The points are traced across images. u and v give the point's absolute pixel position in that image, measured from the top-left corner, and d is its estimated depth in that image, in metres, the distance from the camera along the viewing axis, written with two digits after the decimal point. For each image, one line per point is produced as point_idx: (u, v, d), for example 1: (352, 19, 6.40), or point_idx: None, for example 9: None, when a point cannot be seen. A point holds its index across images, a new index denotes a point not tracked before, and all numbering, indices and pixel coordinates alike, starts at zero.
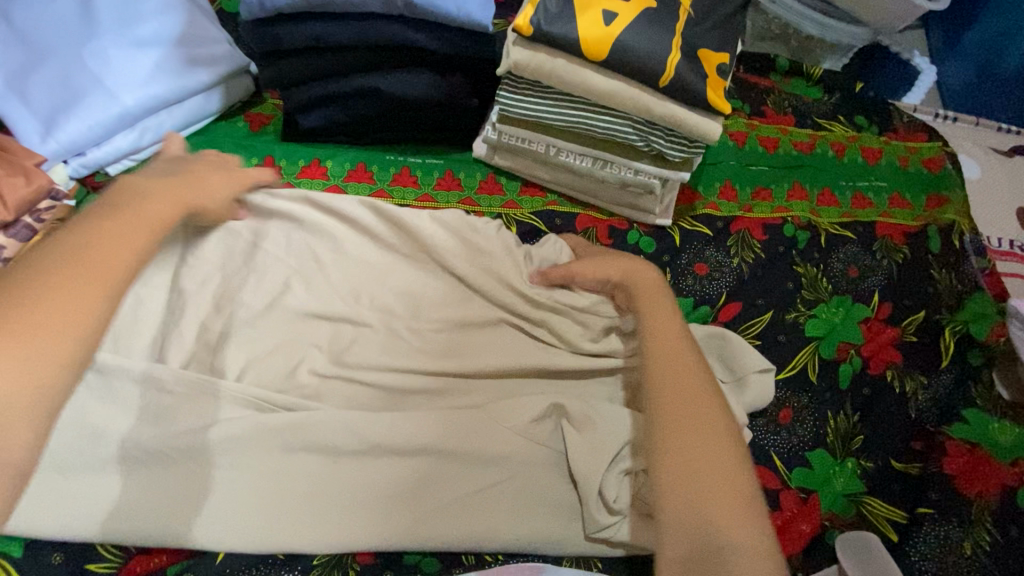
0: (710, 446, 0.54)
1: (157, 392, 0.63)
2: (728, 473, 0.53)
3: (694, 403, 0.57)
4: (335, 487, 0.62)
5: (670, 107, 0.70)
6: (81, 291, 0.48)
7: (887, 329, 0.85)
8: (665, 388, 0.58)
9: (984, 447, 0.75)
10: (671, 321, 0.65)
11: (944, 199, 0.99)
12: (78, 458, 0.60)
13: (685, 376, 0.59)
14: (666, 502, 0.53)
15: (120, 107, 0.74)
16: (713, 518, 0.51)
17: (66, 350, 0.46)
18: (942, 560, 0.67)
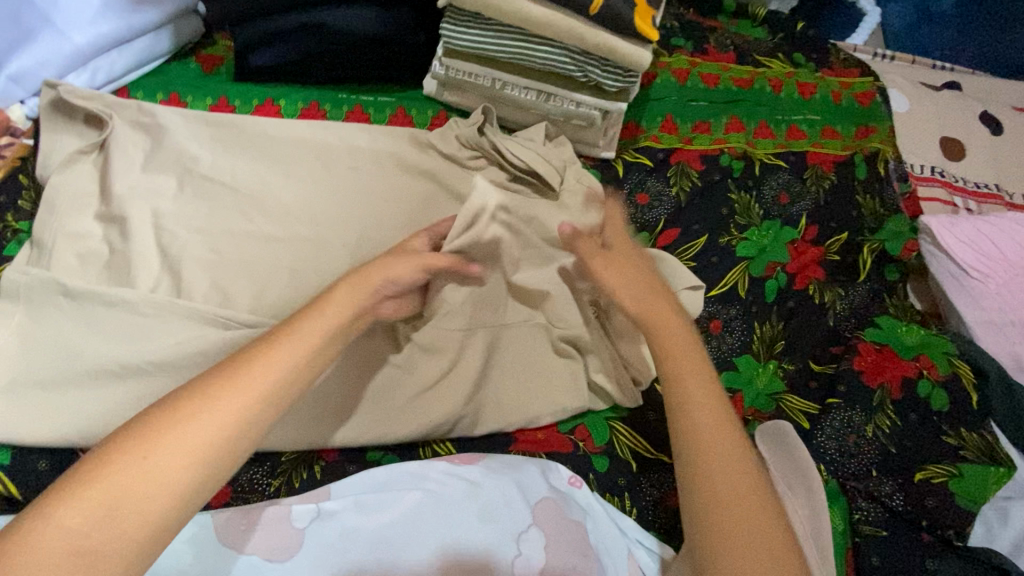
0: (733, 468, 0.52)
1: (130, 314, 0.67)
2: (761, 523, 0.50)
3: (719, 434, 0.54)
4: (303, 417, 0.64)
5: (601, 34, 0.74)
6: (78, 494, 0.39)
7: (812, 249, 0.92)
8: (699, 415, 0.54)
9: (892, 347, 0.82)
10: (688, 346, 0.59)
11: (872, 129, 1.06)
12: (59, 374, 0.64)
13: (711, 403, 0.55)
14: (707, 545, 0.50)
15: (71, 46, 0.76)
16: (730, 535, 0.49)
17: (145, 534, 0.40)
18: (843, 439, 0.74)
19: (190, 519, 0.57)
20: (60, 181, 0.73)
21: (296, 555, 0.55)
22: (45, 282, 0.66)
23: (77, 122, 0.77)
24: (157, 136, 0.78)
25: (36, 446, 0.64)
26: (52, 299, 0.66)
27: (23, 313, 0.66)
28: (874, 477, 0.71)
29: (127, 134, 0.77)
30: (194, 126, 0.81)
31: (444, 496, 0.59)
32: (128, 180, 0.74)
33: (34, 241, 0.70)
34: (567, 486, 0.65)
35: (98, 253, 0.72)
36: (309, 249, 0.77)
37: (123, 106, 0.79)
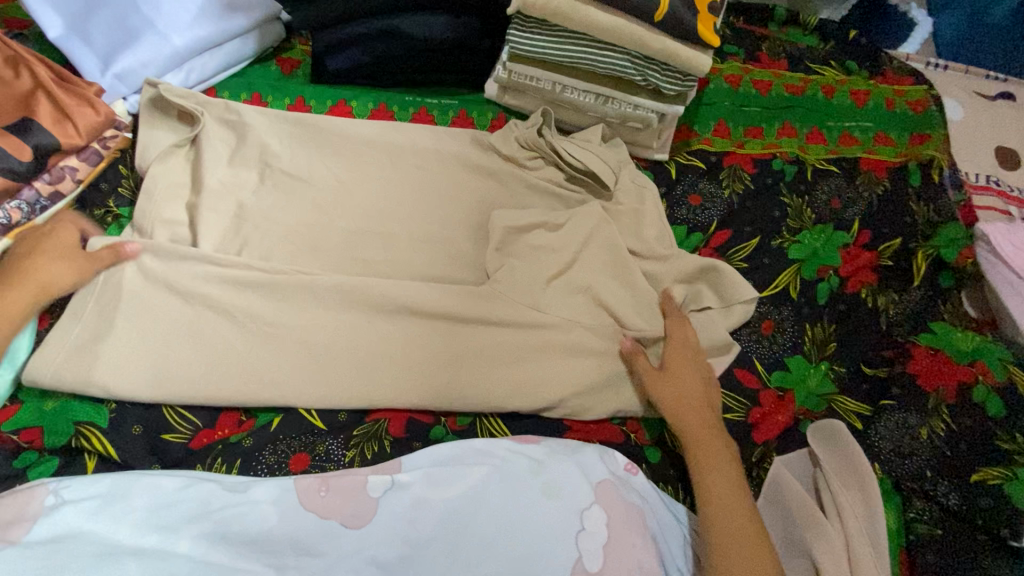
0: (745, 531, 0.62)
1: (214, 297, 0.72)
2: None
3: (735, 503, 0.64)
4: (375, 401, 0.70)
5: (663, 40, 0.77)
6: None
7: (865, 253, 0.93)
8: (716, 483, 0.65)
9: (948, 352, 0.82)
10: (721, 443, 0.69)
11: (926, 137, 1.06)
12: (151, 347, 0.68)
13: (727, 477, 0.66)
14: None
15: (171, 48, 0.83)
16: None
17: None
18: (897, 440, 0.75)
19: (273, 484, 0.62)
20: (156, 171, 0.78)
21: (370, 522, 0.59)
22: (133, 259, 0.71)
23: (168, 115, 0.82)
24: (240, 130, 0.83)
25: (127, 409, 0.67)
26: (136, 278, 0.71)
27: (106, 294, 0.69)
28: (929, 479, 0.71)
29: (216, 130, 0.82)
30: (273, 121, 0.85)
31: (509, 472, 0.63)
32: (216, 170, 0.80)
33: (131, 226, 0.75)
34: (624, 472, 0.67)
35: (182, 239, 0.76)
36: (377, 239, 0.81)
37: (207, 103, 0.83)
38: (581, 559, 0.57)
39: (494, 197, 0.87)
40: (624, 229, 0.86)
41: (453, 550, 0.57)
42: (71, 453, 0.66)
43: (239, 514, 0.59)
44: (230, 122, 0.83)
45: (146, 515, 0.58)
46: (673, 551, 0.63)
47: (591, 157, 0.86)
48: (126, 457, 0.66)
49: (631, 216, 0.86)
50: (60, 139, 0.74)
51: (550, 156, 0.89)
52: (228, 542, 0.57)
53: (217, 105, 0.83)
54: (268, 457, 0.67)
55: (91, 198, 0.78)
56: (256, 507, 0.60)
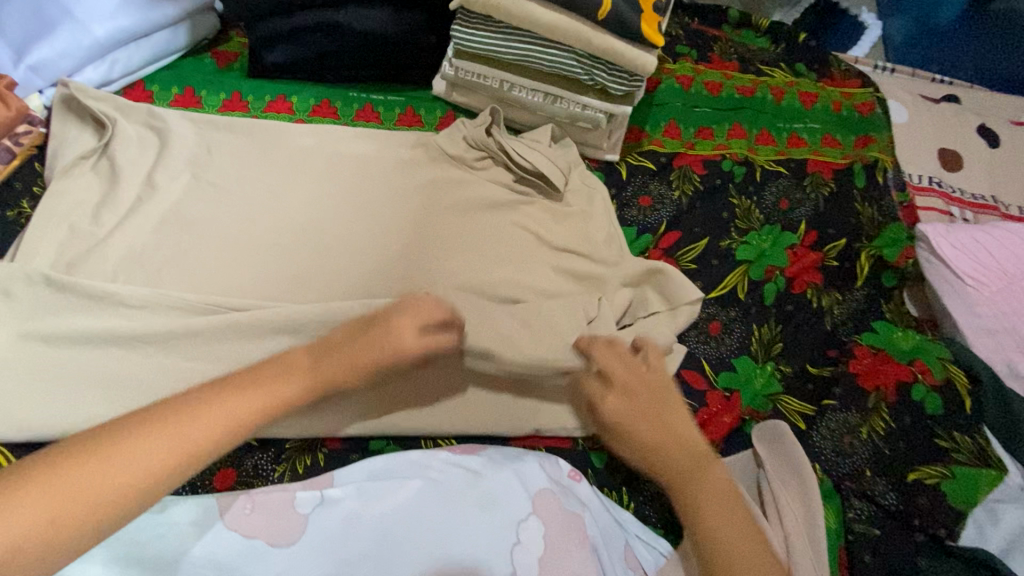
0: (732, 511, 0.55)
1: (121, 307, 0.68)
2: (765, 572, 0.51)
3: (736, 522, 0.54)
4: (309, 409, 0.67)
5: (608, 39, 0.76)
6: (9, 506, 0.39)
7: (811, 254, 0.94)
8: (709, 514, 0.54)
9: (888, 351, 0.84)
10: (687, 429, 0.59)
11: (872, 139, 1.07)
12: (68, 369, 0.66)
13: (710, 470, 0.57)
14: None
15: (91, 37, 0.78)
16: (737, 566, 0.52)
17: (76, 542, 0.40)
18: (838, 440, 0.76)
19: (195, 502, 0.59)
20: (65, 186, 0.74)
21: (300, 540, 0.57)
22: (26, 274, 0.66)
23: (80, 117, 0.78)
24: (160, 137, 0.80)
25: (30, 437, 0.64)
26: (33, 293, 0.67)
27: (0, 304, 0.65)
28: (867, 478, 0.73)
29: (135, 135, 0.78)
30: (193, 129, 0.82)
31: (445, 484, 0.61)
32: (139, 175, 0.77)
33: (31, 224, 0.71)
34: (567, 479, 0.66)
35: (92, 243, 0.72)
36: (317, 244, 0.78)
37: (124, 107, 0.79)
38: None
39: (439, 197, 0.84)
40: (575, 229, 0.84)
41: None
42: None
43: (154, 537, 0.56)
44: (150, 128, 0.80)
45: None
46: (614, 557, 0.61)
47: (537, 157, 0.85)
48: None
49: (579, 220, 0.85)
50: None
51: (499, 158, 0.87)
52: (141, 567, 0.54)
53: (133, 111, 0.79)
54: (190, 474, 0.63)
55: (4, 197, 0.74)
56: (176, 530, 0.56)
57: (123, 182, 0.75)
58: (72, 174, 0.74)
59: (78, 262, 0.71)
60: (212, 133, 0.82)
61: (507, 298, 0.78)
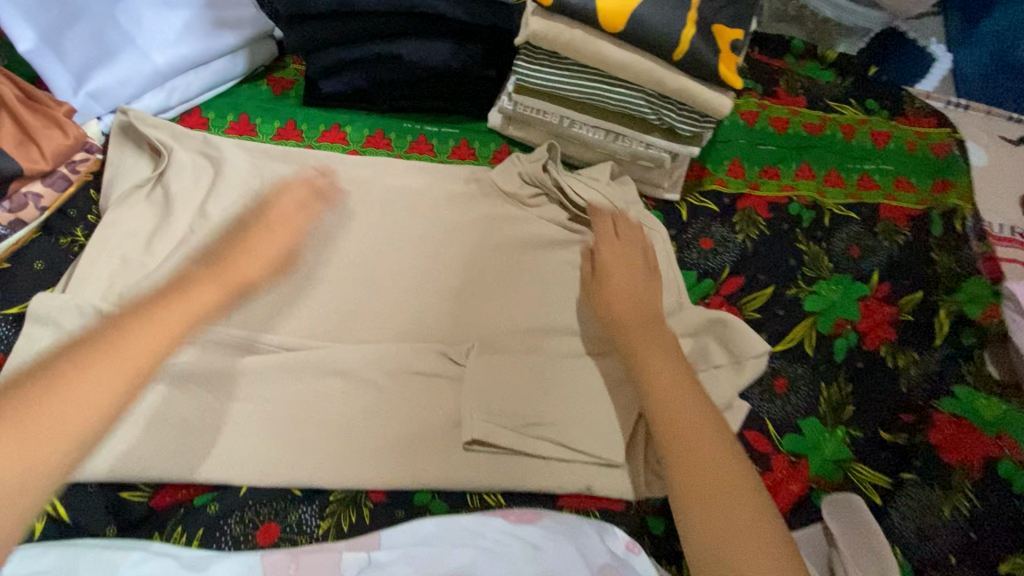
0: (733, 498, 0.53)
1: None
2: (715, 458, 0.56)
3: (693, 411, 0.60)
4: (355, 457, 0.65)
5: (682, 80, 0.72)
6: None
7: (885, 308, 0.87)
8: (670, 404, 0.60)
9: (970, 419, 0.77)
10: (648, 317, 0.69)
11: (950, 184, 1.01)
12: None
13: (721, 453, 0.56)
14: (702, 532, 0.53)
15: (151, 65, 0.78)
16: (743, 562, 0.50)
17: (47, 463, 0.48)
18: (921, 521, 0.70)
19: (238, 560, 0.56)
20: (117, 217, 0.73)
21: None
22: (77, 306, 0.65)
23: (138, 145, 0.77)
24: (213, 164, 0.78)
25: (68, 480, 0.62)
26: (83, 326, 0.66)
27: (51, 336, 0.64)
28: (953, 565, 0.67)
29: (190, 163, 0.77)
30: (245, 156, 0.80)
31: (499, 555, 0.57)
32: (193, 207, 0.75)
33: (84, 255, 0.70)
34: (625, 551, 0.61)
35: (140, 273, 0.70)
36: (367, 282, 0.76)
37: (180, 133, 0.78)
38: None
39: (492, 235, 0.81)
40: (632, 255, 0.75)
41: None
42: None
43: None
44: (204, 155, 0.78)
45: None
46: None
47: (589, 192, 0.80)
48: (81, 520, 0.61)
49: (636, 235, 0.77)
50: (24, 163, 0.69)
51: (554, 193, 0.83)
52: None
53: (189, 137, 0.78)
54: (232, 526, 0.61)
55: (59, 225, 0.73)
56: None
57: (177, 214, 0.74)
58: (127, 206, 0.73)
59: (128, 293, 0.69)
60: (266, 162, 0.80)
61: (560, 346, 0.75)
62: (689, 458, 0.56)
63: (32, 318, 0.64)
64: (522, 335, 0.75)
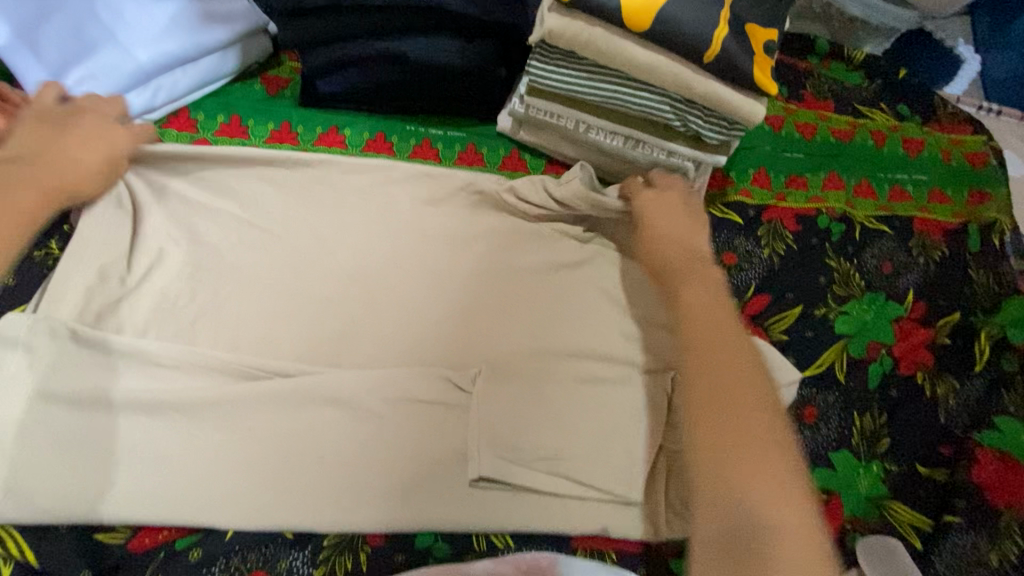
0: (771, 466, 0.45)
1: (149, 368, 0.62)
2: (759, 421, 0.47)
3: (741, 364, 0.50)
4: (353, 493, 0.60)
5: (711, 85, 0.66)
6: None
7: (920, 330, 0.82)
8: (717, 357, 0.51)
9: (1018, 457, 0.71)
10: (694, 264, 0.61)
11: (986, 195, 0.95)
12: (85, 440, 0.58)
13: (764, 416, 0.47)
14: (731, 489, 0.44)
15: (135, 64, 0.71)
16: (741, 493, 0.44)
17: None
18: (964, 569, 0.64)
19: None
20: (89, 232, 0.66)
21: None
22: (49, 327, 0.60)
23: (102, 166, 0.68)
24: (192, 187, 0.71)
25: (38, 523, 0.56)
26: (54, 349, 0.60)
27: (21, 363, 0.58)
28: None
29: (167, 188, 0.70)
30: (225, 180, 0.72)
31: None
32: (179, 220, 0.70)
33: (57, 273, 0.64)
34: None
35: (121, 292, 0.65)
36: (366, 302, 0.70)
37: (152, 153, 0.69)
38: None
39: (502, 249, 0.75)
40: (687, 239, 0.65)
41: None
42: None
43: None
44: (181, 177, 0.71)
45: None
46: None
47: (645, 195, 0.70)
48: (49, 564, 0.56)
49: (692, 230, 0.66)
50: None
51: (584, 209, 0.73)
52: None
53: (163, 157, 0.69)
54: (218, 573, 0.57)
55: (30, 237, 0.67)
56: None
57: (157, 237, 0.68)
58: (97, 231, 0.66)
59: (107, 313, 0.64)
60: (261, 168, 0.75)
61: (575, 372, 0.69)
62: (725, 418, 0.47)
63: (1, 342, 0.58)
64: (533, 361, 0.70)
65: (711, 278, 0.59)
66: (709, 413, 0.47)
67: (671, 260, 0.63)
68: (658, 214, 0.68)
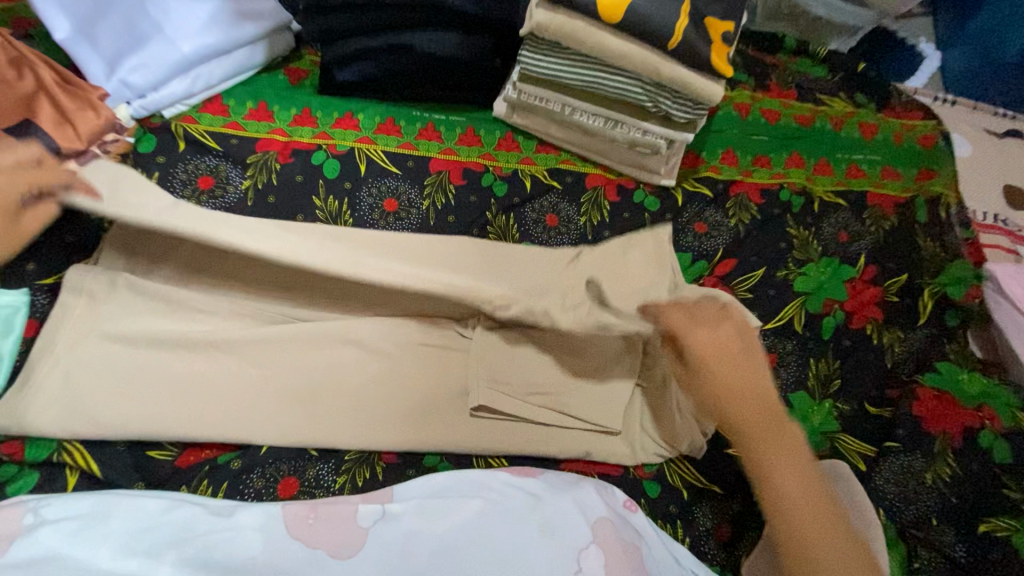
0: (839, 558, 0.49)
1: (192, 313, 0.72)
2: (815, 513, 0.51)
3: (792, 463, 0.54)
4: (370, 418, 0.70)
5: (675, 69, 0.76)
6: None
7: (871, 289, 0.91)
8: (768, 469, 0.54)
9: (953, 394, 0.81)
10: (739, 370, 0.58)
11: (934, 173, 1.05)
12: (136, 371, 0.68)
13: (823, 506, 0.52)
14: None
15: (178, 53, 0.83)
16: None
17: None
18: (904, 485, 0.73)
19: (262, 509, 0.60)
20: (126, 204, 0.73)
21: (358, 554, 0.57)
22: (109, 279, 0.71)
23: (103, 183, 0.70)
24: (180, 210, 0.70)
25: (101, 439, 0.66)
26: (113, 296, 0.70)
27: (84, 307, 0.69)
28: (935, 526, 0.70)
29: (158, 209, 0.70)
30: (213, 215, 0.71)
31: (505, 507, 0.61)
32: (209, 195, 0.81)
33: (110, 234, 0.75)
34: (622, 509, 0.65)
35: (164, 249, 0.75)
36: None
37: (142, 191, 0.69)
38: None
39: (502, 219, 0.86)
40: (735, 349, 0.59)
41: None
42: (50, 469, 0.65)
43: (222, 540, 0.57)
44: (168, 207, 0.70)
45: (126, 539, 0.56)
46: None
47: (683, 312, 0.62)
48: (109, 474, 0.65)
49: (737, 333, 0.60)
50: (59, 142, 0.74)
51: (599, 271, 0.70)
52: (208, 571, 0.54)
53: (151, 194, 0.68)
54: (255, 481, 0.66)
55: None
56: (242, 534, 0.58)
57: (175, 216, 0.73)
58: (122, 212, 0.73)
59: (154, 267, 0.74)
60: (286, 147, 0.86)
61: None
62: (783, 525, 0.51)
63: (68, 287, 0.70)
64: None
65: (761, 385, 0.58)
66: (780, 529, 0.51)
67: (720, 373, 0.58)
68: (701, 331, 0.60)
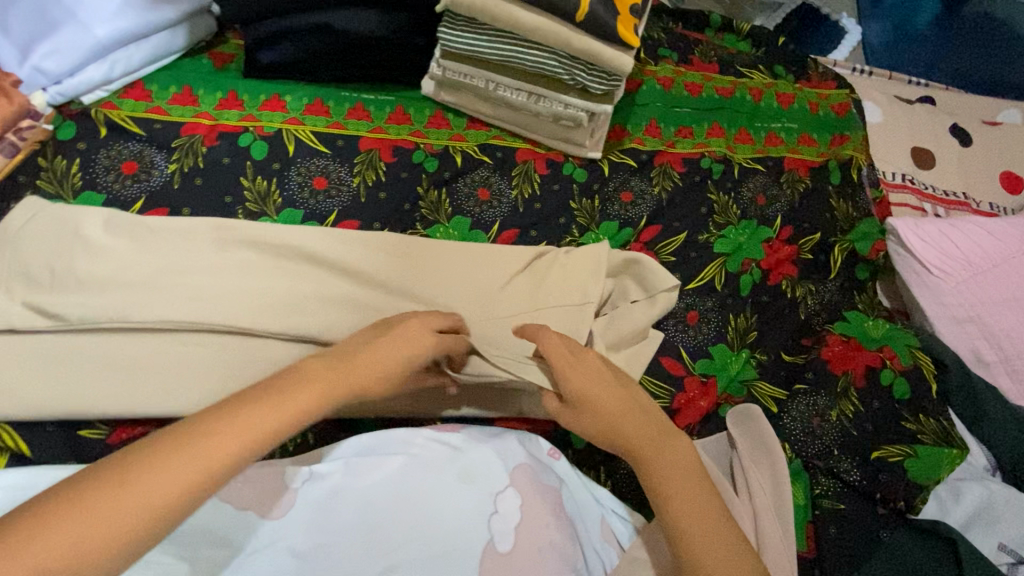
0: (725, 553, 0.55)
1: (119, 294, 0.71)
2: (704, 513, 0.57)
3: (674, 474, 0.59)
4: None
5: (586, 41, 0.80)
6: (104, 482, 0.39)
7: (787, 247, 0.97)
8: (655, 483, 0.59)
9: (859, 339, 0.87)
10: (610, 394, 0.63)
11: (846, 138, 1.12)
12: (59, 354, 0.68)
13: (708, 507, 0.58)
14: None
15: (91, 38, 0.82)
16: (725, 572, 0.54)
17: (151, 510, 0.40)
18: (808, 421, 0.79)
19: None
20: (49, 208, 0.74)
21: (287, 512, 0.60)
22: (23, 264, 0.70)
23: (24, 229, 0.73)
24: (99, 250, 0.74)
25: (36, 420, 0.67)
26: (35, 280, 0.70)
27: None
28: (834, 456, 0.76)
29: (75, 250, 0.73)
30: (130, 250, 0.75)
31: (426, 461, 0.64)
32: (133, 179, 0.81)
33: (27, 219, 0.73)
34: (546, 457, 0.69)
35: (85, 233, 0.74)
36: None
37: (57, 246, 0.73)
38: (493, 541, 0.59)
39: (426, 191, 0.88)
40: (601, 377, 0.64)
41: (386, 571, 0.56)
42: None
43: None
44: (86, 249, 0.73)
45: None
46: (589, 528, 0.66)
47: (551, 339, 0.65)
48: (42, 454, 0.67)
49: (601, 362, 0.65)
50: None
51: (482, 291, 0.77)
52: None
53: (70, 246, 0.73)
54: None
55: (9, 190, 0.77)
56: None
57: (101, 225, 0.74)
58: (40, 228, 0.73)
59: None
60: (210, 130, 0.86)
61: None
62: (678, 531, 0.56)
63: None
64: None
65: (630, 404, 0.63)
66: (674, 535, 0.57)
67: (595, 404, 0.62)
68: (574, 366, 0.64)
